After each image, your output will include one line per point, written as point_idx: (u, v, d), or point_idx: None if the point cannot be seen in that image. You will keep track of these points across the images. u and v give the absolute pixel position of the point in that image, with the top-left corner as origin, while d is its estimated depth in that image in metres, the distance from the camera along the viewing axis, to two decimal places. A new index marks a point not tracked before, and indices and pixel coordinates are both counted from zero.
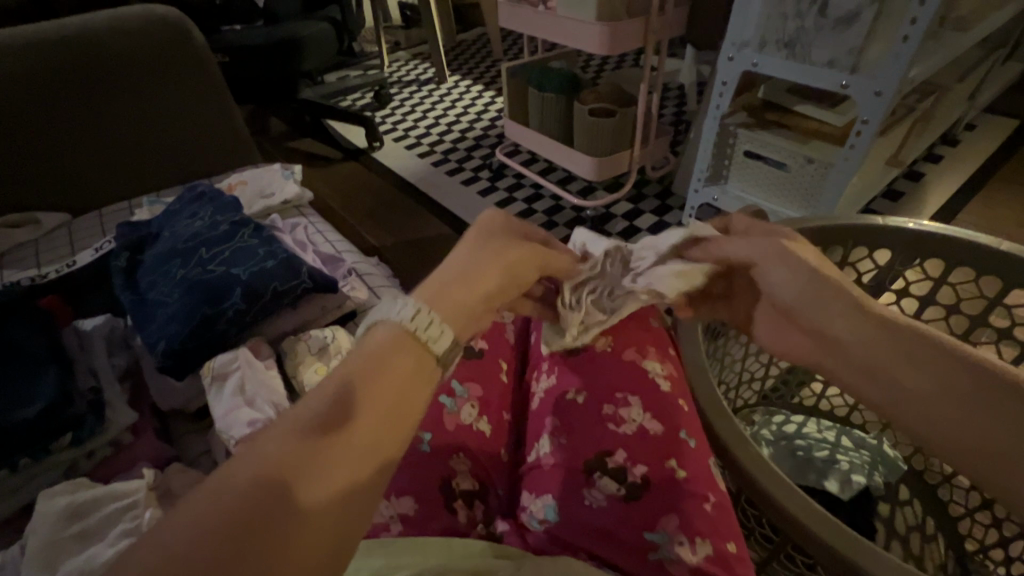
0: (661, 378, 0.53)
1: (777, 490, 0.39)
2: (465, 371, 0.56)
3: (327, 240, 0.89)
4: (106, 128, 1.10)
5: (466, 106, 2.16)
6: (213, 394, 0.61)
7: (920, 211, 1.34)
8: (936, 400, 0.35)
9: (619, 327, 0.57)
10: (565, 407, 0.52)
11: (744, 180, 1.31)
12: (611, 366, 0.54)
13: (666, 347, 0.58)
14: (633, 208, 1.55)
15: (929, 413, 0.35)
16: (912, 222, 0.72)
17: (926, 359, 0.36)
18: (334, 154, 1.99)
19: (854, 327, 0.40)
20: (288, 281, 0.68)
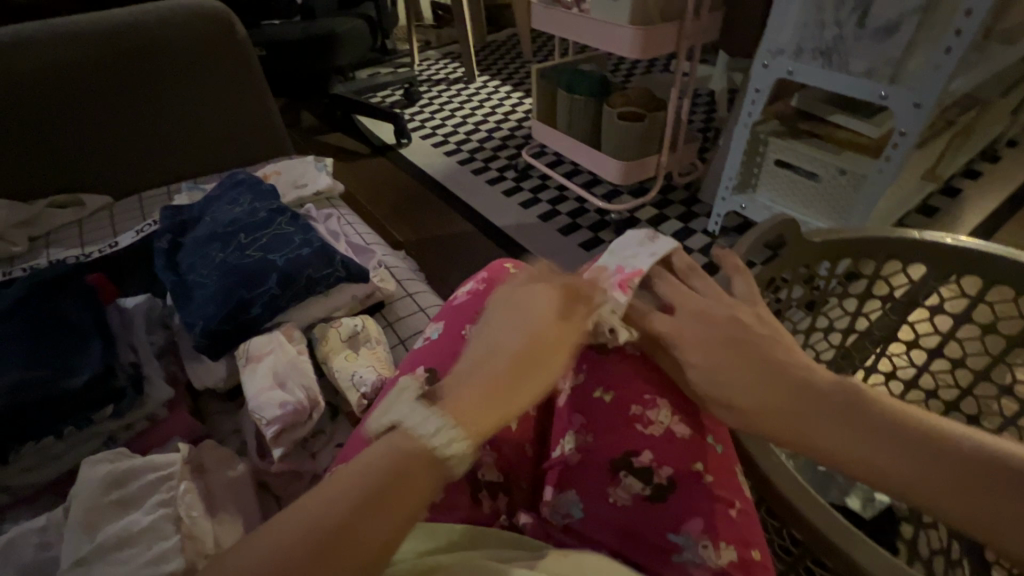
0: None
1: (808, 509, 0.38)
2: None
3: (357, 232, 0.90)
4: (151, 116, 1.14)
5: (494, 105, 2.18)
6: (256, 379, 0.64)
7: (956, 228, 1.31)
8: (972, 493, 0.34)
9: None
10: (592, 404, 0.49)
11: (773, 190, 1.29)
12: (641, 368, 0.51)
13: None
14: (659, 213, 1.55)
15: (868, 467, 0.37)
16: (948, 237, 0.71)
17: (932, 446, 0.36)
18: (363, 149, 2.02)
19: (866, 430, 0.37)
20: (321, 269, 0.70)
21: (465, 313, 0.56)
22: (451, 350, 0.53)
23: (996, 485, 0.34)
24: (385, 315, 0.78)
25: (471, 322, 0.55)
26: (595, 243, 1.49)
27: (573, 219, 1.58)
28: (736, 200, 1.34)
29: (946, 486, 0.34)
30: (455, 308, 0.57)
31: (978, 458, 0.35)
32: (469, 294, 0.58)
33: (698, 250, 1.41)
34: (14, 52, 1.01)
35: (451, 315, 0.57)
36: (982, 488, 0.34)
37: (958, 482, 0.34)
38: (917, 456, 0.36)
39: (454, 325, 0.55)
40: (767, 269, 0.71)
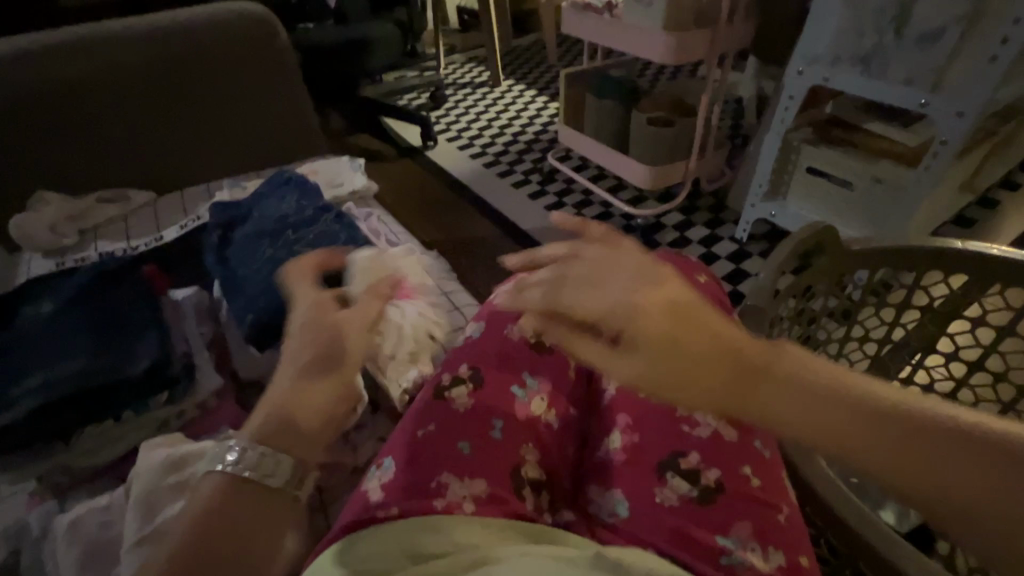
0: None
1: (852, 513, 0.39)
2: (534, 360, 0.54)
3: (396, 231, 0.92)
4: (196, 115, 1.18)
5: (519, 109, 2.19)
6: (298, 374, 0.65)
7: (993, 239, 1.28)
8: (981, 482, 0.31)
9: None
10: (638, 404, 0.51)
11: (804, 197, 1.28)
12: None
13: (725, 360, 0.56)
14: (685, 219, 1.55)
15: (869, 456, 0.33)
16: (995, 248, 0.69)
17: (931, 433, 0.33)
18: (390, 151, 2.05)
19: (863, 423, 0.33)
20: None
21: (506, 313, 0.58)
22: (493, 348, 0.55)
23: (960, 454, 0.32)
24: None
25: (513, 322, 0.57)
26: None
27: (599, 223, 1.58)
28: (766, 207, 1.33)
29: (960, 478, 0.31)
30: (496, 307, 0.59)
31: (969, 437, 0.32)
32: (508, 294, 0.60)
33: (725, 256, 1.40)
34: (73, 55, 1.05)
35: (492, 314, 0.59)
36: (995, 478, 0.31)
37: (970, 472, 0.31)
38: (920, 445, 0.32)
39: (495, 324, 0.57)
40: (804, 277, 0.70)
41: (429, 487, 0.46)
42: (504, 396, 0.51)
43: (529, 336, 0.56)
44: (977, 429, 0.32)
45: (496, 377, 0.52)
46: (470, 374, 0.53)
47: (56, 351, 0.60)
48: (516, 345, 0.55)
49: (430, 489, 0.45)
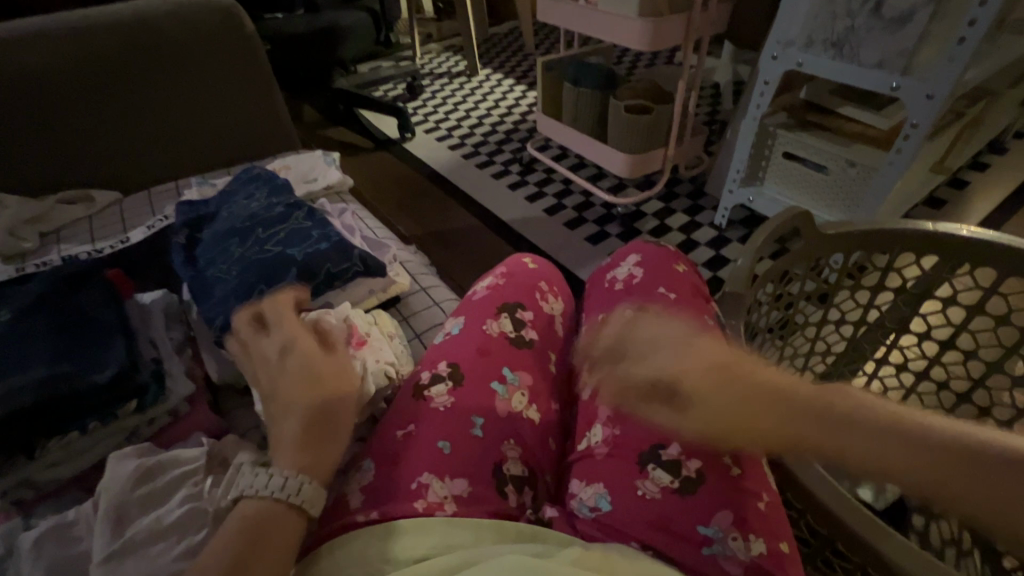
0: None
1: (832, 497, 0.39)
2: (517, 354, 0.54)
3: (369, 226, 0.90)
4: (161, 111, 1.14)
5: (497, 99, 2.17)
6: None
7: (963, 220, 1.31)
8: (989, 483, 0.33)
9: (672, 318, 0.55)
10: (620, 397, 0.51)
11: (780, 181, 1.29)
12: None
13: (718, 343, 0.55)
14: (664, 207, 1.55)
15: (876, 462, 0.36)
16: (963, 229, 0.70)
17: (921, 439, 0.36)
18: (367, 144, 2.02)
19: (863, 435, 0.37)
20: (340, 264, 0.70)
21: (485, 309, 0.58)
22: (473, 345, 0.54)
23: (956, 464, 0.34)
24: (400, 309, 0.78)
25: (492, 317, 0.57)
26: (601, 237, 1.49)
27: (579, 212, 1.58)
28: (743, 193, 1.34)
29: (961, 483, 0.34)
30: (475, 303, 0.59)
31: (967, 450, 0.34)
32: (486, 290, 0.60)
33: (705, 243, 1.41)
34: (25, 50, 1.01)
35: (472, 311, 0.59)
36: (994, 482, 0.33)
37: (966, 474, 0.34)
38: (926, 455, 0.35)
39: (474, 321, 0.57)
40: (781, 262, 0.71)
41: (411, 489, 0.45)
42: (486, 393, 0.51)
43: (509, 331, 0.56)
44: (971, 439, 0.35)
45: (478, 374, 0.52)
46: (450, 372, 0.52)
47: (14, 360, 0.58)
48: (496, 340, 0.55)
49: (413, 491, 0.45)
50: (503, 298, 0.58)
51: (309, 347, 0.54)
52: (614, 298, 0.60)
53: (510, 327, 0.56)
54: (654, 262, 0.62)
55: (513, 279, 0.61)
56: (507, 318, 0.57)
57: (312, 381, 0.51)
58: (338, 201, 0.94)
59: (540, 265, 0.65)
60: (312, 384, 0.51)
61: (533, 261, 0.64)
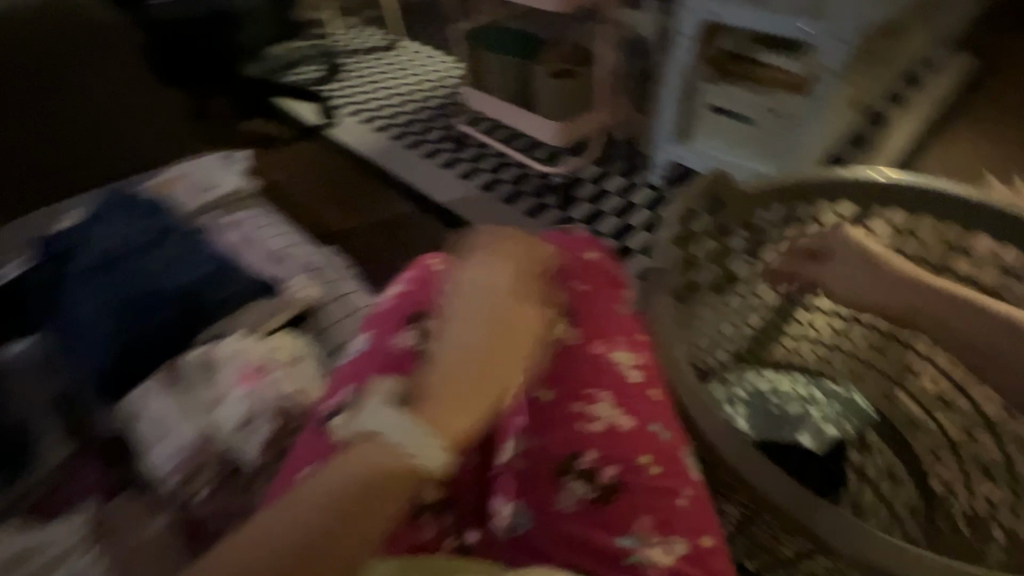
0: (633, 370, 0.52)
1: (751, 471, 0.42)
2: (427, 370, 0.50)
3: (268, 232, 0.83)
4: (24, 128, 0.99)
5: (422, 72, 2.06)
6: (201, 376, 0.64)
7: (882, 154, 1.35)
8: (987, 332, 0.67)
9: (583, 315, 0.54)
10: (532, 404, 0.50)
11: (710, 135, 1.28)
12: (580, 363, 0.51)
13: (632, 334, 0.55)
14: (600, 170, 1.52)
15: (920, 318, 0.72)
16: (876, 173, 0.70)
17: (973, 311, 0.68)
18: (287, 133, 1.88)
19: (891, 298, 0.74)
20: (219, 289, 0.68)
21: (392, 320, 0.53)
22: (379, 363, 0.51)
23: (978, 319, 0.68)
24: (312, 322, 0.73)
25: (399, 330, 0.52)
26: (540, 208, 1.46)
27: (516, 185, 1.54)
28: (675, 149, 1.32)
29: (973, 328, 0.68)
30: (383, 313, 0.55)
31: (985, 314, 0.68)
32: (395, 296, 0.56)
33: (643, 204, 1.41)
34: None
35: (379, 323, 0.54)
36: (980, 324, 0.68)
37: (978, 325, 0.68)
38: (984, 323, 0.67)
39: (381, 336, 0.52)
40: (705, 225, 0.70)
41: None
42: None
43: (416, 345, 0.51)
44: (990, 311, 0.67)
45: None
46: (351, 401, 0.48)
47: None
48: (403, 356, 0.51)
49: None
50: (408, 308, 0.54)
51: (498, 291, 0.49)
52: (523, 294, 0.57)
53: (417, 339, 0.51)
54: (566, 250, 0.59)
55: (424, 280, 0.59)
56: (414, 328, 0.52)
57: (497, 329, 0.47)
58: (235, 211, 0.86)
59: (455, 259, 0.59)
60: (505, 335, 0.47)
61: (439, 260, 0.58)
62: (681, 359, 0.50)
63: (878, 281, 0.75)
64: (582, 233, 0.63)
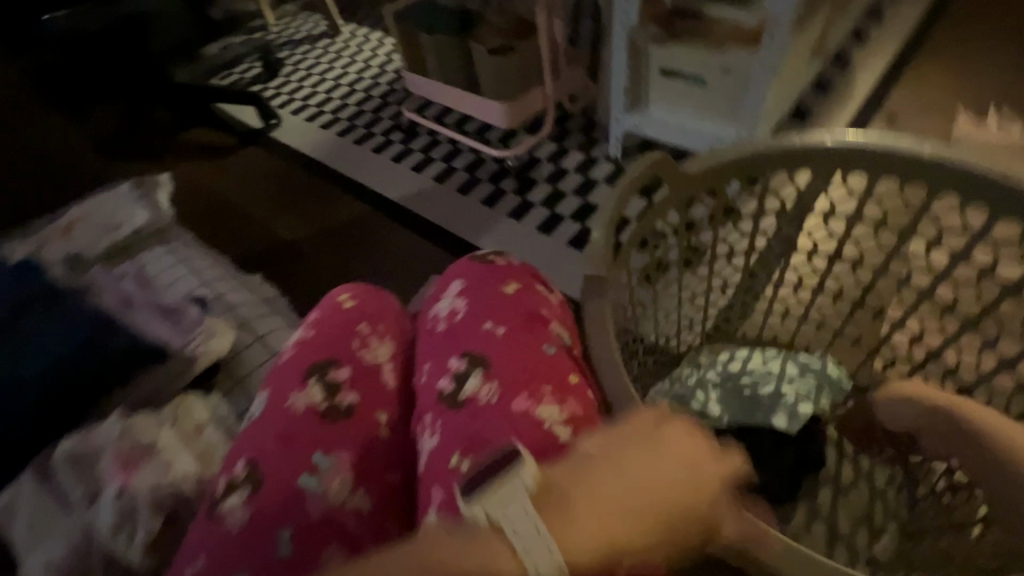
0: (560, 426, 0.44)
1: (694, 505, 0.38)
2: (328, 430, 0.48)
3: (181, 276, 0.77)
4: None
5: (365, 57, 1.93)
6: (69, 472, 0.57)
7: (850, 97, 1.28)
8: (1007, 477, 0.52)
9: (500, 362, 0.48)
10: (446, 475, 0.42)
11: (665, 100, 1.21)
12: (497, 420, 0.45)
13: (564, 378, 0.48)
14: (558, 147, 1.45)
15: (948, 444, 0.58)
16: (829, 135, 0.63)
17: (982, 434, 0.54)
18: (228, 139, 1.76)
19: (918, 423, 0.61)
20: (95, 365, 0.60)
21: (292, 376, 0.52)
22: (275, 428, 0.48)
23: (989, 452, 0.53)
24: (225, 372, 0.69)
25: (298, 386, 0.50)
26: (497, 195, 1.39)
27: (471, 173, 1.46)
28: (631, 120, 1.26)
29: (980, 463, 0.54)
30: (284, 367, 0.53)
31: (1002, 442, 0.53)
32: (296, 346, 0.55)
33: (603, 179, 1.35)
34: None
35: (279, 380, 0.52)
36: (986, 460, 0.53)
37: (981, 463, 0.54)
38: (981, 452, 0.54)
39: (279, 394, 0.50)
40: (649, 213, 0.64)
41: None
42: (292, 494, 0.44)
43: (318, 402, 0.49)
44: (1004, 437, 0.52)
45: (279, 471, 0.45)
46: (249, 474, 0.45)
47: None
48: (302, 417, 0.48)
49: None
50: (308, 360, 0.52)
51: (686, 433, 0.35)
52: (436, 342, 0.53)
53: (320, 396, 0.50)
54: (477, 287, 0.55)
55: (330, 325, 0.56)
56: (315, 383, 0.50)
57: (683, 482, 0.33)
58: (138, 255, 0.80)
59: (364, 296, 0.59)
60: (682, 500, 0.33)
61: (348, 299, 0.58)
62: (618, 383, 0.44)
63: (907, 412, 0.62)
64: (504, 263, 0.58)
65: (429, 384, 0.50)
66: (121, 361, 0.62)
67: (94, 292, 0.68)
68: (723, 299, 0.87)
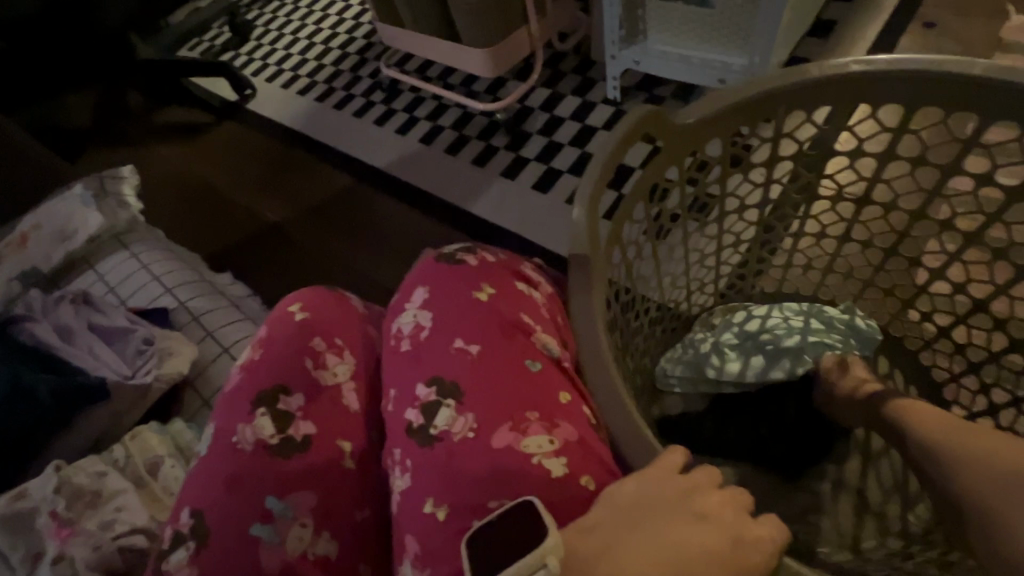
0: (551, 460, 0.42)
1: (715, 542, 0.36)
2: (280, 469, 0.48)
3: (145, 291, 0.79)
4: None
5: (338, 9, 1.77)
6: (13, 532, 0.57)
7: (877, 5, 1.12)
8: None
9: (474, 391, 0.46)
10: (423, 524, 0.42)
11: (665, 30, 1.08)
12: (475, 458, 0.43)
13: (554, 401, 0.46)
14: (551, 93, 1.32)
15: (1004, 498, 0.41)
16: (856, 60, 0.53)
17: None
18: (203, 116, 1.66)
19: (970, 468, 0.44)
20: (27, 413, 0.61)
21: (239, 407, 0.51)
22: (223, 471, 0.48)
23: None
24: (202, 389, 0.72)
25: (246, 419, 0.50)
26: (489, 154, 1.28)
27: (459, 131, 1.36)
28: (628, 56, 1.13)
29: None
30: (230, 396, 0.52)
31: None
32: (244, 370, 0.54)
33: (602, 126, 1.23)
34: None
35: (226, 411, 0.52)
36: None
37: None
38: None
39: (226, 428, 0.50)
40: (644, 176, 0.55)
41: None
42: (246, 545, 0.45)
43: (267, 437, 0.49)
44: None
45: (234, 516, 0.46)
46: (194, 526, 0.46)
47: None
48: (252, 456, 0.48)
49: None
50: (256, 388, 0.52)
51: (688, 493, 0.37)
52: (402, 364, 0.50)
53: (270, 429, 0.49)
54: (440, 298, 0.53)
55: (281, 344, 0.54)
56: (264, 415, 0.50)
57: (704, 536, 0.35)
58: (106, 265, 0.82)
59: (316, 306, 0.58)
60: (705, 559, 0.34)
61: (301, 310, 0.57)
62: (615, 398, 0.39)
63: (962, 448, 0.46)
64: (467, 264, 0.55)
65: (399, 414, 0.48)
66: (48, 406, 0.61)
67: (32, 329, 0.69)
68: (735, 256, 0.78)
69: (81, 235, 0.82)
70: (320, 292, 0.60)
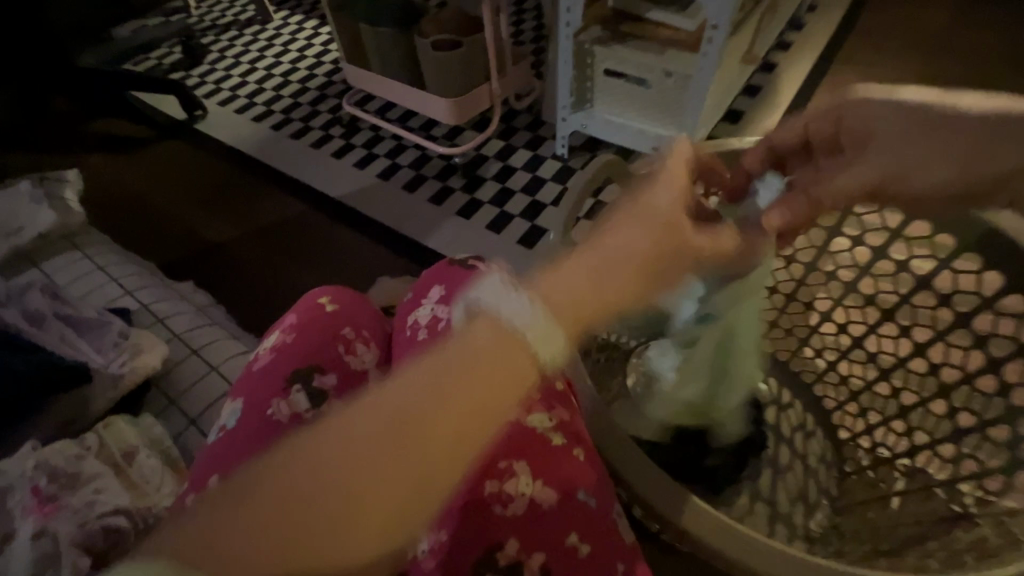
0: (552, 434, 0.50)
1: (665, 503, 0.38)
2: None
3: (109, 288, 0.79)
4: None
5: (300, 46, 1.82)
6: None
7: (774, 104, 1.36)
8: None
9: None
10: None
11: (608, 101, 1.24)
12: None
13: (552, 387, 0.53)
14: (505, 144, 1.44)
15: None
16: None
17: None
18: (144, 131, 1.61)
19: None
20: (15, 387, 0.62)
21: (272, 382, 0.55)
22: (255, 437, 0.52)
23: None
24: (168, 389, 0.72)
25: (280, 393, 0.54)
26: (445, 193, 1.36)
27: (417, 170, 1.43)
28: (576, 119, 1.28)
29: None
30: (261, 373, 0.57)
31: None
32: (273, 350, 0.59)
33: (551, 177, 1.35)
34: None
35: (253, 386, 0.56)
36: None
37: None
38: None
39: (261, 400, 0.54)
40: None
41: None
42: None
43: (303, 411, 0.54)
44: None
45: None
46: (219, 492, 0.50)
47: None
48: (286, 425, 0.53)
49: None
50: (288, 366, 0.56)
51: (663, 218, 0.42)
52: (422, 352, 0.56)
53: (304, 404, 0.54)
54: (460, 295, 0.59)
55: (312, 329, 0.59)
56: (298, 391, 0.55)
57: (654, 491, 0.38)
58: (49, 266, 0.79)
59: (344, 301, 0.64)
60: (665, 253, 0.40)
61: (331, 302, 0.63)
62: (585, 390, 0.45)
63: None
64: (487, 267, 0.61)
65: None
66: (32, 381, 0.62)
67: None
68: None
69: (28, 233, 0.79)
70: (341, 290, 0.65)
